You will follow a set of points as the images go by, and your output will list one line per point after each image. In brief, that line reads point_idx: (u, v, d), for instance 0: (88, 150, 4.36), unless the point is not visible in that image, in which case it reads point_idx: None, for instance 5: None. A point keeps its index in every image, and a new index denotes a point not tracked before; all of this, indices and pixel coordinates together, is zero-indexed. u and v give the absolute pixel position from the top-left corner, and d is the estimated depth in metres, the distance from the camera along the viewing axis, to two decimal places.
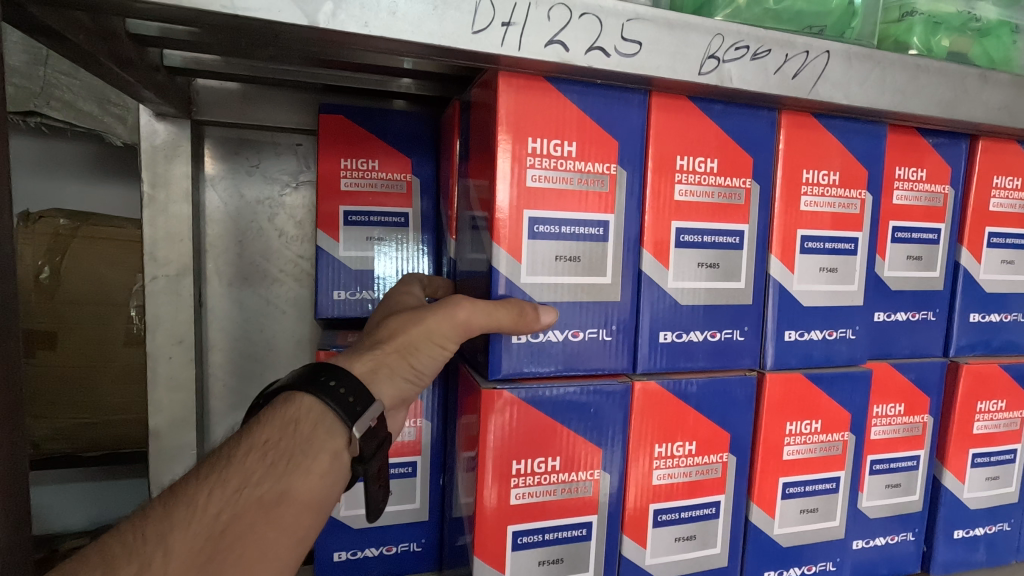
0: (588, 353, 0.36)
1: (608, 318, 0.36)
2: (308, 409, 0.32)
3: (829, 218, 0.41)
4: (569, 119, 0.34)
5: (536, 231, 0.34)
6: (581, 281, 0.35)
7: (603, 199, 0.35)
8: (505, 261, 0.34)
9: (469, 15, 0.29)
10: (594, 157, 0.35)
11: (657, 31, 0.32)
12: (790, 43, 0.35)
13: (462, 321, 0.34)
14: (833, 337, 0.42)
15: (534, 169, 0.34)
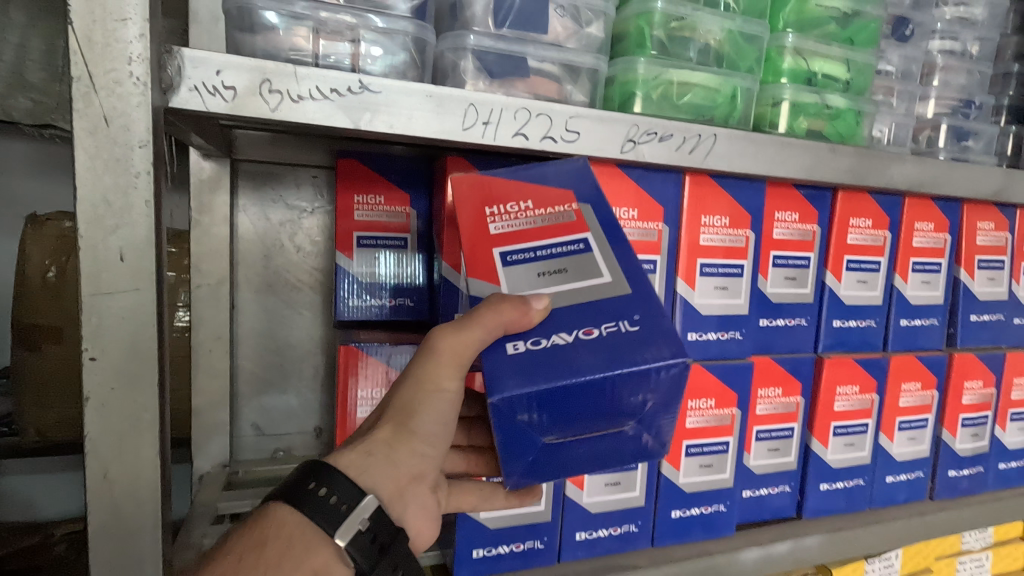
0: (615, 343, 0.37)
1: (626, 311, 0.39)
2: (293, 521, 0.39)
3: (721, 250, 0.56)
4: (521, 188, 0.45)
5: (509, 261, 0.41)
6: (571, 289, 0.40)
7: (574, 225, 0.43)
8: (487, 287, 0.40)
9: (460, 117, 0.42)
10: (553, 203, 0.44)
11: (591, 123, 0.46)
12: (688, 129, 0.49)
13: (446, 349, 0.39)
14: (724, 338, 0.57)
15: (498, 223, 0.43)
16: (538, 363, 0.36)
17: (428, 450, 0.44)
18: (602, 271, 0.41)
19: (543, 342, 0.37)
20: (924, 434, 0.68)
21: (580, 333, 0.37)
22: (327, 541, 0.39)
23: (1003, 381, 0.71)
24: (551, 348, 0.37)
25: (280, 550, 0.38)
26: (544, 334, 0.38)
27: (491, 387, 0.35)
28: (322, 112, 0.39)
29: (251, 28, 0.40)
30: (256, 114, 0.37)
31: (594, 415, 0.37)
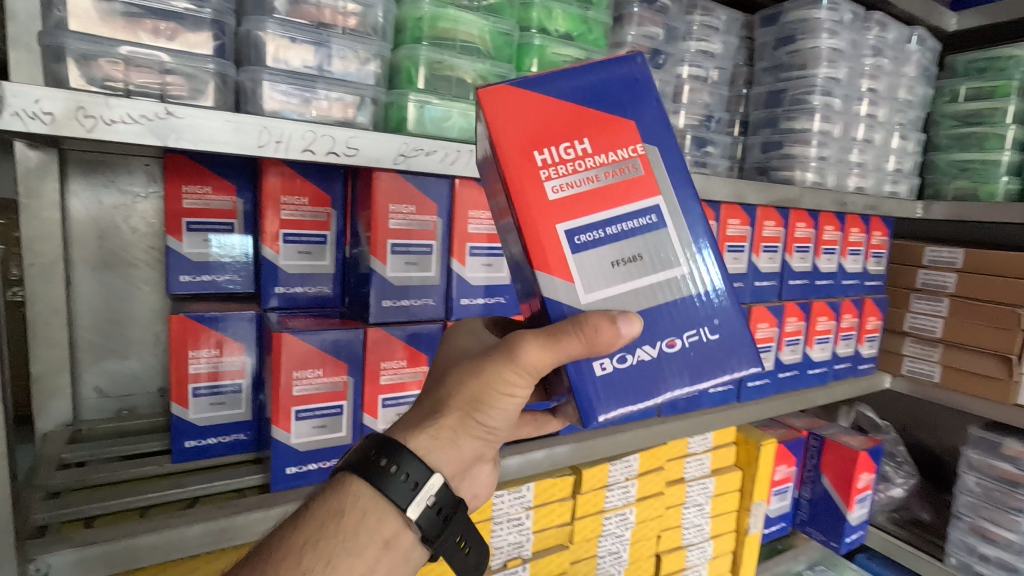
0: (693, 352, 0.49)
1: (706, 318, 0.50)
2: (366, 493, 0.47)
3: (486, 236, 0.73)
4: (585, 133, 0.49)
5: (578, 247, 0.48)
6: (648, 284, 0.49)
7: (637, 182, 0.49)
8: (563, 287, 0.47)
9: (255, 136, 0.54)
10: (613, 154, 0.49)
11: (367, 141, 0.60)
12: (449, 146, 0.65)
13: (526, 359, 0.45)
14: (491, 302, 0.75)
15: (556, 183, 0.48)
16: (623, 386, 0.49)
17: (485, 440, 0.51)
18: (676, 258, 0.49)
19: (630, 360, 0.49)
20: None
21: (665, 347, 0.49)
22: (395, 513, 0.47)
23: None
24: (636, 363, 0.49)
25: (355, 522, 0.46)
26: (628, 351, 0.49)
27: (588, 416, 0.47)
28: (134, 133, 0.49)
29: (59, 57, 0.48)
30: (74, 134, 0.47)
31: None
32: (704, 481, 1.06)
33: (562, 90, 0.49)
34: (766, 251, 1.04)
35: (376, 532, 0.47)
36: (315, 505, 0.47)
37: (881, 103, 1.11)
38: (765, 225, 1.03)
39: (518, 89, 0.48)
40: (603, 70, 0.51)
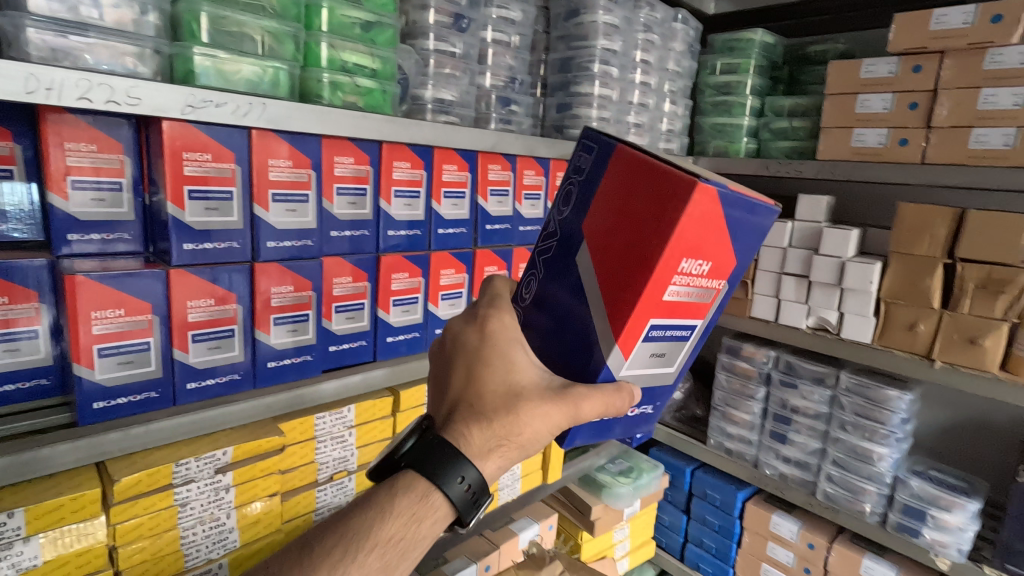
0: (638, 422, 0.58)
1: (653, 399, 0.58)
2: (433, 495, 0.50)
3: (288, 183, 0.80)
4: (719, 254, 0.47)
5: (650, 340, 0.49)
6: (656, 370, 0.53)
7: (707, 307, 0.51)
8: (619, 359, 0.48)
9: (21, 82, 0.55)
10: (720, 281, 0.49)
11: (150, 91, 0.64)
12: (240, 98, 0.70)
13: (580, 413, 0.48)
14: (299, 244, 0.83)
15: (675, 287, 0.46)
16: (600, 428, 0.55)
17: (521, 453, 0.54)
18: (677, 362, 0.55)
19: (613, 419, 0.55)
20: (459, 302, 1.08)
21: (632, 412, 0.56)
22: (451, 511, 0.51)
23: (512, 265, 1.15)
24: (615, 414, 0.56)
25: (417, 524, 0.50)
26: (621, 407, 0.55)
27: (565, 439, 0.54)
28: None
29: None
30: None
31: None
32: None
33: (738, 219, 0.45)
34: None
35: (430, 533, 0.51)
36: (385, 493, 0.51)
37: (652, 72, 1.33)
38: (558, 176, 1.20)
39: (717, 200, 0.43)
40: (774, 210, 0.47)
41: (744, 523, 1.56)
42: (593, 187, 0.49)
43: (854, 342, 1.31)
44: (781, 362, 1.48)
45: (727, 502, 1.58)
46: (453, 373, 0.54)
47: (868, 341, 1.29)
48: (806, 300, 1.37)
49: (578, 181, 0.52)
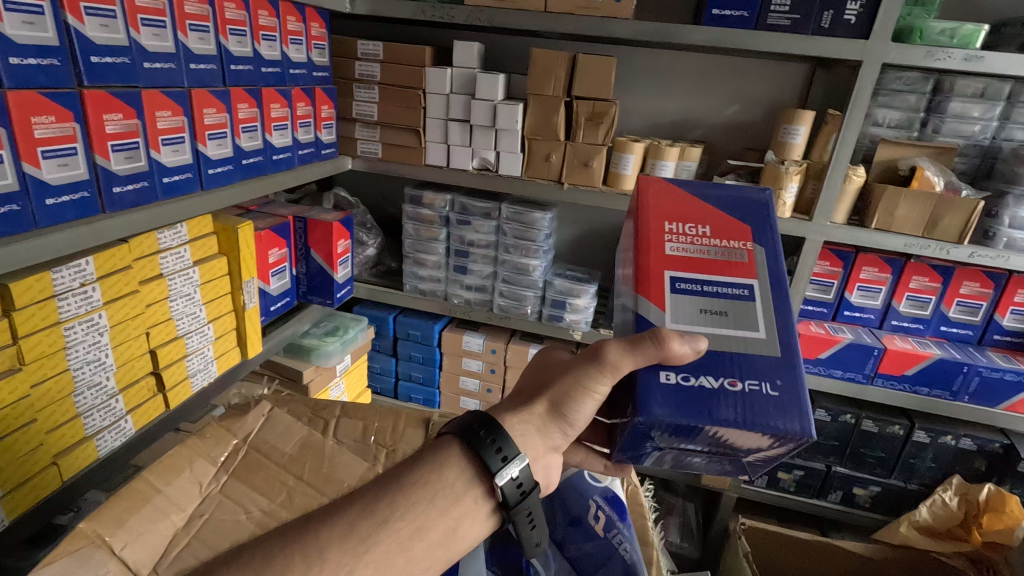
0: (751, 400, 0.62)
1: (770, 377, 0.63)
2: (458, 463, 0.53)
3: None
4: (701, 210, 0.74)
5: (677, 289, 0.68)
6: (731, 329, 0.66)
7: (741, 263, 0.70)
8: (656, 313, 0.67)
9: None
10: (726, 240, 0.72)
11: None
12: None
13: (610, 359, 0.59)
14: None
15: (675, 244, 0.71)
16: (682, 401, 0.61)
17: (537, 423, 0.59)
18: (758, 324, 0.66)
19: (690, 382, 0.62)
20: (74, 161, 0.84)
21: (725, 384, 0.62)
22: (480, 480, 0.53)
23: (144, 113, 0.94)
24: (696, 385, 0.62)
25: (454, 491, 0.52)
26: (693, 375, 0.63)
27: (641, 412, 0.60)
28: None
29: None
30: None
31: (698, 438, 0.63)
32: (186, 273, 1.09)
33: (703, 195, 0.75)
34: (194, 31, 1.01)
35: (463, 503, 0.52)
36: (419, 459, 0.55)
37: None
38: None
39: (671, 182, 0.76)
40: (728, 197, 0.75)
41: (443, 350, 1.80)
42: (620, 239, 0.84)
43: (509, 177, 1.54)
44: (456, 205, 1.64)
45: (427, 335, 1.79)
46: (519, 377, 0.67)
47: (518, 175, 1.53)
48: (470, 144, 1.53)
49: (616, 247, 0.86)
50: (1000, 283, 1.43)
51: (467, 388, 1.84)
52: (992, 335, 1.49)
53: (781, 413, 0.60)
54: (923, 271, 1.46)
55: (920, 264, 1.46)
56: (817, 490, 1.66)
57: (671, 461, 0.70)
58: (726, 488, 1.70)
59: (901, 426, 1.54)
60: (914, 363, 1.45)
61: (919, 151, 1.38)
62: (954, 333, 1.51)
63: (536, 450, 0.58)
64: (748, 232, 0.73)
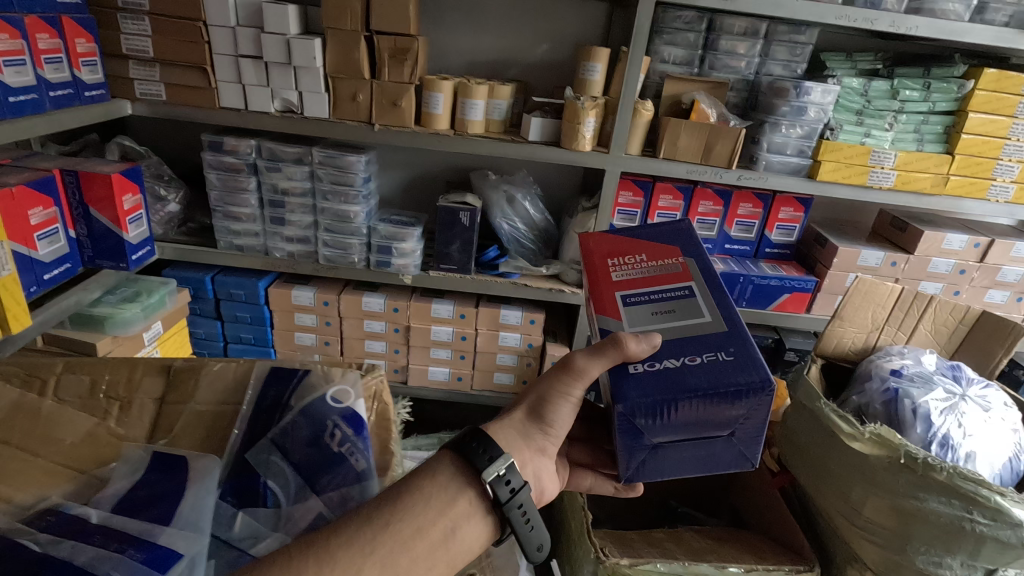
0: (715, 368, 0.74)
1: (724, 346, 0.76)
2: (445, 473, 0.63)
3: None
4: (636, 241, 0.89)
5: (629, 303, 0.82)
6: (682, 320, 0.79)
7: (679, 272, 0.84)
8: (614, 323, 0.80)
9: None
10: (662, 257, 0.86)
11: None
12: None
13: (582, 367, 0.74)
14: None
15: (620, 271, 0.85)
16: (653, 383, 0.73)
17: (523, 429, 0.72)
18: (704, 311, 0.79)
19: (659, 365, 0.75)
20: None
21: (687, 361, 0.75)
22: (469, 485, 0.62)
23: None
24: (663, 368, 0.75)
25: (450, 493, 0.61)
26: (660, 359, 0.75)
27: (618, 399, 0.72)
28: None
29: None
30: None
31: (682, 415, 0.73)
32: None
33: (638, 234, 0.91)
34: None
35: (458, 506, 0.61)
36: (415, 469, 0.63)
37: None
38: None
39: (609, 229, 0.93)
40: (660, 230, 0.91)
41: (272, 307, 1.72)
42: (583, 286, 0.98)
43: (316, 119, 1.46)
44: (263, 150, 1.53)
45: (252, 293, 1.70)
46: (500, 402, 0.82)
47: (326, 117, 1.46)
48: (267, 83, 1.42)
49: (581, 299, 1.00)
50: (767, 202, 1.68)
51: (304, 344, 1.79)
52: (765, 249, 1.75)
53: (742, 371, 0.73)
54: (708, 196, 1.66)
55: (705, 189, 1.66)
56: None
57: (670, 462, 0.77)
58: None
59: None
60: None
61: (698, 86, 1.53)
62: (736, 250, 1.74)
63: (524, 453, 0.70)
64: (681, 248, 0.88)
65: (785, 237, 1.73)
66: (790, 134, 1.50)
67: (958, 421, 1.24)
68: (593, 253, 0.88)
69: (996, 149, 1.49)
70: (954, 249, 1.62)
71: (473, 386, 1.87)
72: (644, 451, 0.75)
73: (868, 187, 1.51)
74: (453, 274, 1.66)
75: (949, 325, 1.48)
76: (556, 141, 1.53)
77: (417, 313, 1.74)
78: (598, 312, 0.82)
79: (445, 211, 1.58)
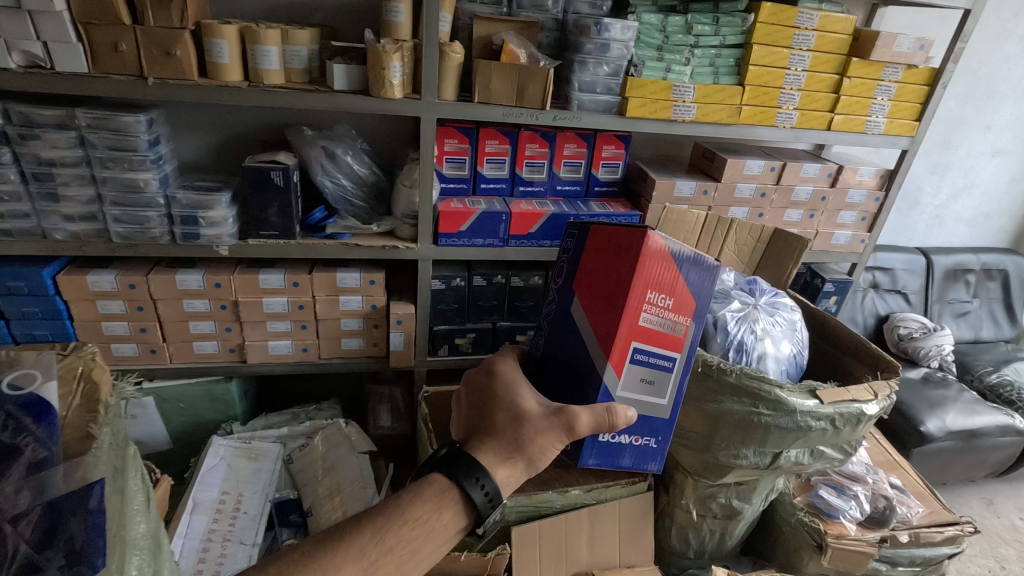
0: (641, 452, 1.08)
1: (658, 436, 1.07)
2: (448, 515, 0.69)
3: None
4: (676, 283, 0.94)
5: (633, 359, 0.95)
6: (652, 396, 1.01)
7: (681, 338, 0.97)
8: (611, 378, 0.94)
9: None
10: (681, 314, 0.96)
11: None
12: None
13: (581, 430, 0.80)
14: None
15: (647, 315, 0.93)
16: (601, 451, 1.06)
17: (517, 472, 0.76)
18: (667, 394, 1.02)
19: (615, 439, 1.05)
20: None
21: (632, 440, 1.06)
22: (464, 524, 0.71)
23: None
24: (615, 440, 1.06)
25: (452, 530, 0.69)
26: (615, 434, 1.05)
27: (576, 459, 1.05)
28: None
29: None
30: None
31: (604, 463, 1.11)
32: None
33: (680, 269, 0.93)
34: None
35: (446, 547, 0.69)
36: (423, 502, 0.69)
37: None
38: None
39: (662, 242, 0.91)
40: (700, 271, 0.95)
41: (66, 297, 1.52)
42: (590, 243, 0.97)
43: (71, 75, 1.26)
44: (13, 115, 1.30)
45: (36, 284, 1.49)
46: (495, 406, 0.81)
47: (85, 72, 1.27)
48: None
49: (570, 244, 1.01)
50: (590, 142, 1.73)
51: (116, 334, 1.61)
52: (594, 188, 1.81)
53: (654, 461, 1.09)
54: (532, 139, 1.68)
55: (530, 133, 1.67)
56: (490, 345, 1.90)
57: None
58: (414, 363, 1.85)
59: (539, 277, 1.82)
60: (534, 220, 1.69)
61: (507, 26, 1.51)
62: (567, 191, 1.79)
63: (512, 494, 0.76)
64: (702, 312, 0.97)
65: (611, 175, 1.80)
66: (598, 72, 1.54)
67: (751, 327, 1.38)
68: (640, 275, 0.90)
69: (779, 79, 1.63)
70: (755, 174, 1.79)
71: (320, 356, 1.80)
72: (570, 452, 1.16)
73: (673, 120, 1.60)
74: (275, 241, 1.55)
75: (750, 244, 1.63)
76: (365, 90, 1.45)
77: (243, 286, 1.61)
78: (606, 359, 0.92)
79: (253, 171, 1.46)
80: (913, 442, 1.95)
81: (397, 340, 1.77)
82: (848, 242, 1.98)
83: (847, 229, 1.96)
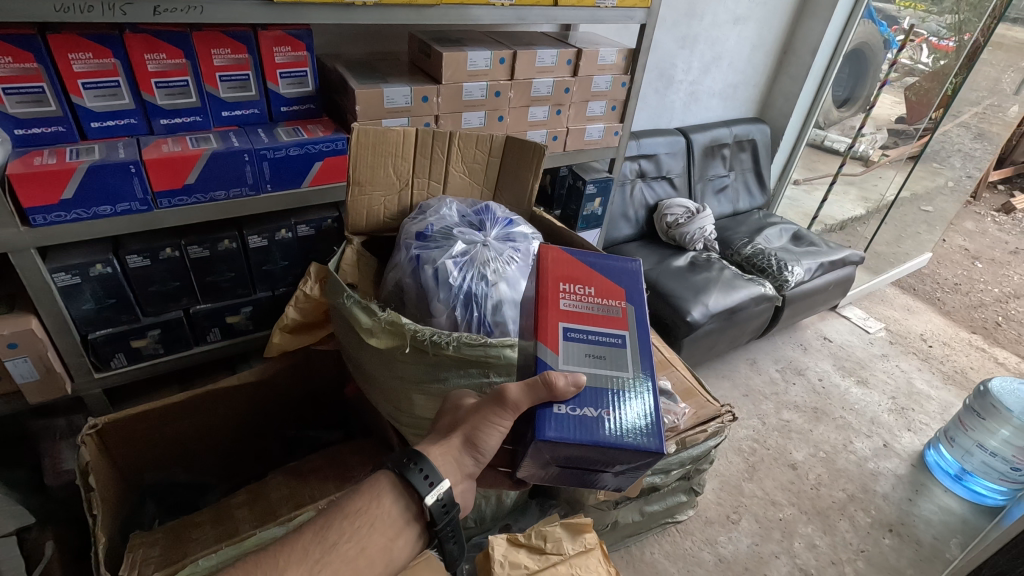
0: (621, 426, 0.75)
1: (638, 406, 0.78)
2: (394, 504, 0.77)
3: None
4: (587, 270, 0.93)
5: (568, 337, 0.83)
6: (608, 370, 0.81)
7: (618, 316, 0.87)
8: (547, 354, 0.80)
9: None
10: (608, 297, 0.89)
11: None
12: None
13: (510, 398, 0.77)
14: None
15: (567, 300, 0.87)
16: (566, 425, 0.74)
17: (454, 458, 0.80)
18: (628, 365, 0.82)
19: (578, 411, 0.76)
20: None
21: (602, 412, 0.76)
22: (415, 507, 0.77)
23: None
24: (581, 413, 0.75)
25: (398, 519, 0.76)
26: (578, 403, 0.76)
27: (537, 432, 0.73)
28: None
29: None
30: None
31: (582, 456, 0.77)
32: None
33: (590, 266, 0.94)
34: None
35: (400, 533, 0.75)
36: (369, 492, 0.77)
37: None
38: None
39: (563, 250, 0.97)
40: (610, 264, 0.95)
41: None
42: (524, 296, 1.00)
43: None
44: None
45: None
46: (440, 414, 0.90)
47: None
48: None
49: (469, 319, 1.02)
50: (248, 44, 1.23)
51: None
52: (278, 108, 1.36)
53: (648, 437, 0.75)
54: (151, 45, 1.13)
55: (143, 35, 1.12)
56: (190, 339, 1.45)
57: (564, 475, 0.86)
58: (76, 387, 1.34)
59: (230, 239, 1.36)
60: (187, 166, 1.20)
61: None
62: (239, 117, 1.31)
63: (454, 477, 0.80)
64: (627, 292, 0.91)
65: (298, 88, 1.35)
66: None
67: (480, 271, 1.11)
68: (546, 268, 0.92)
69: None
70: (482, 69, 1.46)
71: None
72: (543, 464, 0.82)
73: (349, 5, 1.18)
74: None
75: (481, 160, 1.32)
76: None
77: None
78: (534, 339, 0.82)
79: None
80: (682, 332, 1.95)
81: (24, 367, 1.22)
82: (602, 136, 1.79)
83: (599, 123, 1.76)
